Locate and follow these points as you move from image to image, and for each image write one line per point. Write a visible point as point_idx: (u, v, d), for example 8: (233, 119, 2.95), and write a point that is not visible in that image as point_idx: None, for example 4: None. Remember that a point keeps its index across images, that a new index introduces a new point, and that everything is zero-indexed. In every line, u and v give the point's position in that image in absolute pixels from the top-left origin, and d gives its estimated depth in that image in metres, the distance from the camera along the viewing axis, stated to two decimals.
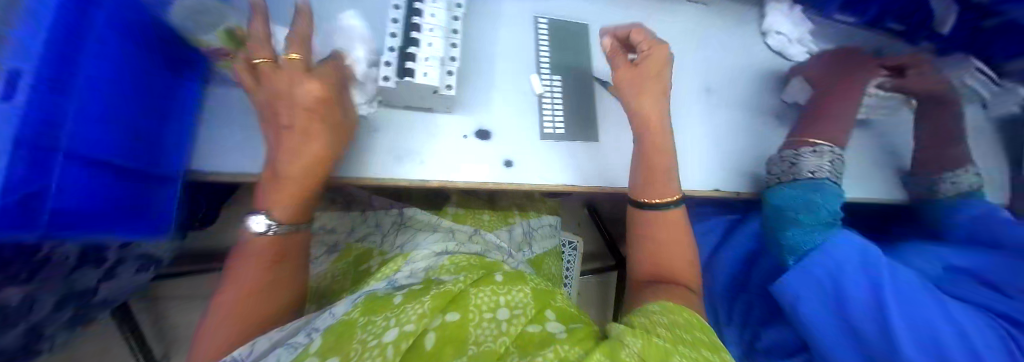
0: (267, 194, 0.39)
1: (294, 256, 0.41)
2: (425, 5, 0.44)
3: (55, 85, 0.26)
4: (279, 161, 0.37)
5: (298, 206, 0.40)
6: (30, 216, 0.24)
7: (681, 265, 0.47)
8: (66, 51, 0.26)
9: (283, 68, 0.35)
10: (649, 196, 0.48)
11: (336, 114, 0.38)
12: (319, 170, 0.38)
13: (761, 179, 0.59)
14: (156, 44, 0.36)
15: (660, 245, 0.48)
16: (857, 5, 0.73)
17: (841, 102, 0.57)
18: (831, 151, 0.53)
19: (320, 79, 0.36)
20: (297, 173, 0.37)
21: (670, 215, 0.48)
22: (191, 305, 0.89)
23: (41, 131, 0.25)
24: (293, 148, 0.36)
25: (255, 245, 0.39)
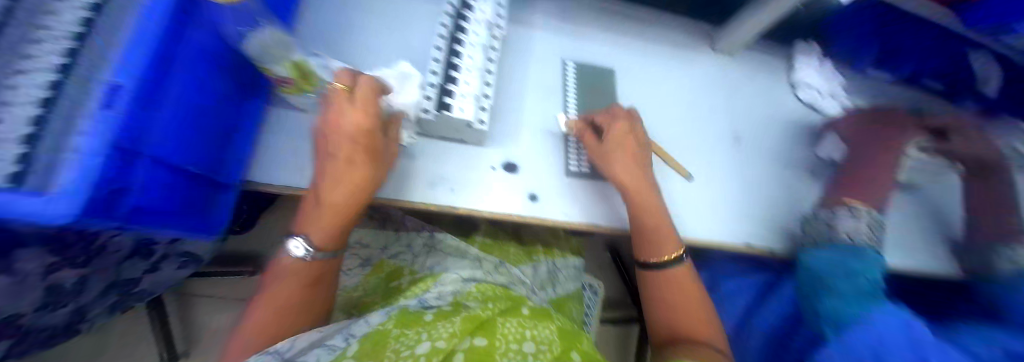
0: (305, 221, 0.41)
1: (327, 278, 0.43)
2: (464, 47, 0.48)
3: (149, 97, 0.30)
4: (323, 188, 0.39)
5: (336, 233, 0.41)
6: (110, 208, 0.27)
7: (697, 323, 0.47)
8: (162, 69, 0.31)
9: (336, 97, 0.38)
10: (648, 255, 0.50)
11: (376, 143, 0.40)
12: (361, 198, 0.40)
13: (795, 235, 0.57)
14: (230, 69, 0.41)
15: (671, 306, 0.49)
16: (891, 62, 0.72)
17: (876, 165, 0.55)
18: (869, 213, 0.50)
19: (364, 110, 0.38)
20: (335, 202, 0.39)
21: (676, 273, 0.49)
22: (217, 306, 0.92)
23: (133, 134, 0.28)
24: (338, 174, 0.38)
25: (293, 265, 0.41)
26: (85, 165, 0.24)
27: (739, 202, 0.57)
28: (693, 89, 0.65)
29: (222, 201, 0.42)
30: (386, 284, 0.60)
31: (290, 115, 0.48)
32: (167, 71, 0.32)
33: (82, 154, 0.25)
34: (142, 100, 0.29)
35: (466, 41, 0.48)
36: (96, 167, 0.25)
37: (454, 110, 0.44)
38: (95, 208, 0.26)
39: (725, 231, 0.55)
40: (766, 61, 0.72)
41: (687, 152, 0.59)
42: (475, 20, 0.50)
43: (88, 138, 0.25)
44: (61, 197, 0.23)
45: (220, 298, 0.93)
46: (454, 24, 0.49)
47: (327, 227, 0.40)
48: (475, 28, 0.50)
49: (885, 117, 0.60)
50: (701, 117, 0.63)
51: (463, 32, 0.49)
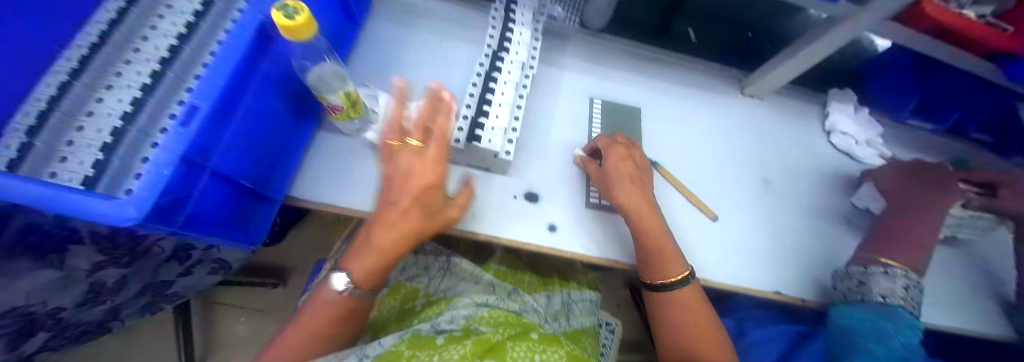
0: (349, 257, 0.41)
1: (358, 318, 0.42)
2: (498, 85, 0.51)
3: (219, 116, 0.34)
4: (375, 230, 0.41)
5: (377, 273, 0.41)
6: (170, 213, 0.30)
7: (715, 349, 0.44)
8: (234, 93, 0.35)
9: (406, 150, 0.43)
10: (653, 276, 0.47)
11: (434, 198, 0.43)
12: (406, 242, 0.41)
13: (829, 287, 0.54)
14: (290, 95, 0.46)
15: (684, 329, 0.46)
16: (935, 113, 0.70)
17: (921, 223, 0.52)
18: (906, 275, 0.47)
19: (432, 165, 0.42)
20: (386, 245, 0.41)
21: (686, 292, 0.47)
22: (236, 314, 0.95)
23: (199, 148, 0.31)
24: (392, 222, 0.41)
25: (329, 301, 0.40)
26: (154, 175, 0.28)
27: (767, 248, 0.56)
28: (721, 132, 0.65)
29: (263, 215, 0.45)
30: (399, 306, 0.61)
31: (330, 138, 0.52)
32: (238, 95, 0.36)
33: (156, 166, 0.28)
34: (214, 119, 0.33)
35: (500, 79, 0.51)
36: (164, 177, 0.28)
37: (483, 141, 0.46)
38: (160, 213, 0.29)
39: (753, 278, 0.53)
40: (798, 107, 0.71)
41: (714, 194, 0.58)
42: (510, 59, 0.53)
43: (164, 152, 0.29)
44: (135, 202, 0.26)
45: (240, 307, 0.96)
46: (490, 63, 0.53)
47: (367, 266, 0.41)
48: (509, 67, 0.53)
49: (936, 170, 0.56)
50: (729, 160, 0.62)
51: (498, 71, 0.53)
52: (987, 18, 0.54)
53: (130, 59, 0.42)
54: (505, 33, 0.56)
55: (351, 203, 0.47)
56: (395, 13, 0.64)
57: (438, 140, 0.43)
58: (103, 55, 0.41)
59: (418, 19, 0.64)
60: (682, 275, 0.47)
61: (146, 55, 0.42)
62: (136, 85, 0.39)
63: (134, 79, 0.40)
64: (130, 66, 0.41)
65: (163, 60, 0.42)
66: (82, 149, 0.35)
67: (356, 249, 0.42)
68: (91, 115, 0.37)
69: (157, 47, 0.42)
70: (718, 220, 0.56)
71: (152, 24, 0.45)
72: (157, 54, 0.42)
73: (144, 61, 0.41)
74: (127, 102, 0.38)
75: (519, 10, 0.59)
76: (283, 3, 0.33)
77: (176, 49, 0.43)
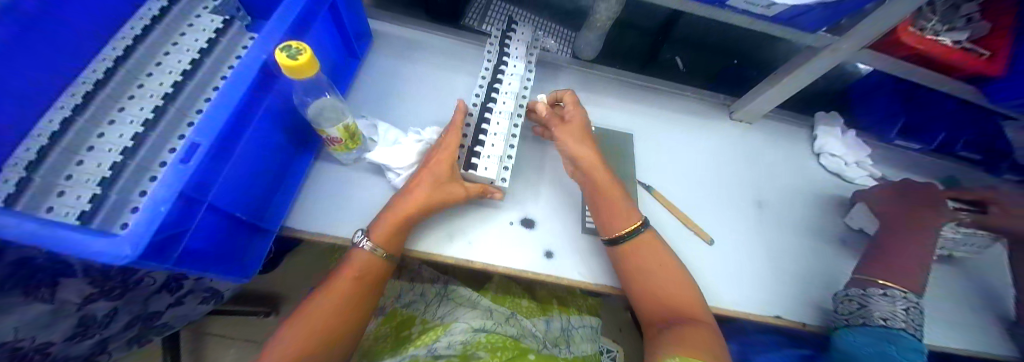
0: (372, 227, 0.45)
1: (373, 279, 0.46)
2: (493, 114, 0.53)
3: (217, 153, 0.34)
4: (396, 201, 0.46)
5: (394, 238, 0.45)
6: (163, 252, 0.30)
7: (681, 296, 0.46)
8: (233, 130, 0.36)
9: (435, 148, 0.49)
10: (617, 229, 0.48)
11: (449, 173, 0.47)
12: (419, 214, 0.45)
13: (829, 312, 0.54)
14: (286, 127, 0.47)
15: (653, 282, 0.47)
16: (922, 134, 0.72)
17: (912, 245, 0.52)
18: (904, 296, 0.48)
19: (449, 151, 0.48)
20: (409, 204, 0.45)
21: (646, 240, 0.49)
22: (229, 344, 0.93)
23: (196, 185, 0.32)
24: (410, 193, 0.46)
25: (355, 258, 0.45)
26: (151, 213, 0.28)
27: (766, 272, 0.56)
28: (713, 155, 0.66)
29: (257, 246, 0.45)
30: (397, 334, 0.60)
31: (327, 169, 0.52)
32: (238, 130, 0.37)
33: (154, 202, 0.28)
34: (213, 155, 0.33)
35: (496, 109, 0.53)
36: (161, 214, 0.28)
37: (480, 169, 0.48)
38: (153, 250, 0.29)
39: (752, 303, 0.52)
40: (789, 131, 0.73)
41: (709, 218, 0.59)
42: (505, 90, 0.55)
43: (162, 188, 0.29)
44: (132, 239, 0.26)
45: (233, 337, 0.94)
46: (485, 95, 0.55)
47: (388, 225, 0.44)
48: (503, 98, 0.55)
49: (925, 189, 0.57)
50: (722, 184, 0.63)
51: (493, 101, 0.54)
52: (963, 44, 0.56)
53: (134, 94, 0.43)
54: (499, 65, 0.58)
55: (349, 234, 0.48)
56: (394, 47, 0.67)
57: (452, 131, 0.49)
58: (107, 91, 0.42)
59: (417, 52, 0.67)
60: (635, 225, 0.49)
61: (149, 90, 0.43)
62: (138, 119, 0.40)
63: (136, 114, 0.41)
64: (133, 101, 0.42)
65: (165, 95, 0.43)
66: (81, 184, 0.36)
67: (376, 220, 0.45)
68: (91, 149, 0.38)
69: (162, 82, 0.44)
70: (713, 243, 0.56)
71: (158, 61, 0.46)
72: (159, 89, 0.43)
73: (146, 96, 0.42)
74: (128, 137, 0.39)
75: (513, 44, 0.62)
76: (287, 44, 0.35)
77: (180, 85, 0.44)
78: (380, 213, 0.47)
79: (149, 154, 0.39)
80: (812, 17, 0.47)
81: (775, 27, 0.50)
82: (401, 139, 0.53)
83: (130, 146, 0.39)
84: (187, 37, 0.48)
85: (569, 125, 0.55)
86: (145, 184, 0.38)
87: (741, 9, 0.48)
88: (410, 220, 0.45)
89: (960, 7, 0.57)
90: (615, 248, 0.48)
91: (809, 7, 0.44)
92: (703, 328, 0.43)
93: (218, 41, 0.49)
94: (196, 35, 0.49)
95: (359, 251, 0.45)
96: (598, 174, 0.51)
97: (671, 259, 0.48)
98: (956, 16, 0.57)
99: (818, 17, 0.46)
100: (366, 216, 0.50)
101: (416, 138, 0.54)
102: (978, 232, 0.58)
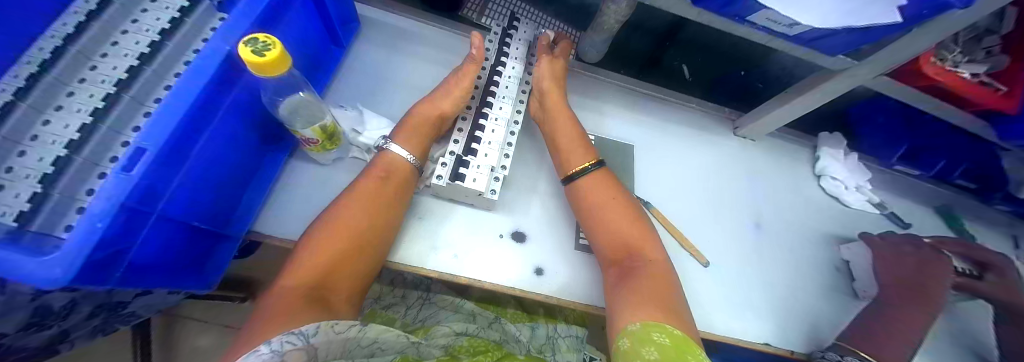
0: (396, 132, 0.48)
1: (400, 182, 0.46)
2: (489, 121, 0.50)
3: (167, 159, 0.30)
4: (416, 108, 0.50)
5: (416, 138, 0.48)
6: (102, 271, 0.27)
7: (637, 234, 0.46)
8: (190, 130, 0.32)
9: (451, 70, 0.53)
10: (574, 166, 0.50)
11: (462, 76, 0.51)
12: (435, 112, 0.50)
13: (818, 343, 0.53)
14: (254, 124, 0.42)
15: (606, 219, 0.46)
16: (922, 160, 0.71)
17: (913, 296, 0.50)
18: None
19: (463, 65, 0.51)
20: (425, 111, 0.50)
21: (596, 176, 0.49)
22: (201, 328, 0.89)
23: (142, 195, 0.28)
24: (432, 99, 0.50)
25: (382, 159, 0.46)
26: (85, 231, 0.24)
27: (759, 298, 0.54)
28: (711, 172, 0.65)
29: (218, 254, 0.41)
30: None
31: (305, 169, 0.49)
32: (194, 132, 0.33)
33: (89, 217, 0.24)
34: (162, 162, 0.30)
35: (491, 115, 0.50)
36: (97, 231, 0.25)
37: (467, 180, 0.45)
38: (88, 271, 0.25)
39: (743, 329, 0.51)
40: (792, 149, 0.71)
41: (706, 239, 0.58)
42: (501, 94, 0.52)
43: (99, 201, 0.25)
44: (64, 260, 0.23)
45: (205, 322, 0.90)
46: (481, 98, 0.53)
47: (410, 129, 0.48)
48: (500, 103, 0.51)
49: (936, 265, 0.51)
50: (721, 203, 0.62)
51: (488, 107, 0.51)
52: (980, 77, 0.54)
53: (85, 77, 0.36)
54: (496, 67, 0.55)
55: None
56: (384, 37, 0.62)
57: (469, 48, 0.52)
58: (54, 72, 0.35)
59: (408, 44, 0.62)
60: (586, 162, 0.50)
61: (102, 75, 0.36)
62: (87, 108, 0.34)
63: (85, 102, 0.34)
64: (83, 86, 0.35)
65: (118, 82, 0.36)
66: (19, 182, 0.29)
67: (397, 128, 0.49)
68: (35, 139, 0.31)
69: (115, 67, 0.37)
70: (708, 266, 0.55)
71: (115, 40, 0.39)
72: (112, 75, 0.36)
73: (97, 82, 0.36)
74: (75, 128, 0.32)
75: (513, 43, 0.57)
76: (252, 37, 0.31)
77: (136, 70, 0.38)
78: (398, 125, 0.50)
79: (102, 142, 0.33)
80: (839, 40, 0.44)
81: (797, 48, 0.48)
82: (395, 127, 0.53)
83: (75, 140, 0.32)
84: (148, 14, 0.42)
85: (544, 60, 0.55)
86: (92, 184, 0.31)
87: (765, 27, 0.45)
88: (431, 124, 0.50)
89: (982, 38, 0.55)
90: (569, 185, 0.50)
91: (833, 31, 0.42)
92: (659, 267, 0.43)
93: (182, 22, 0.43)
94: (158, 13, 0.42)
95: (388, 152, 0.46)
96: (552, 99, 0.54)
97: (628, 205, 0.47)
98: (977, 49, 0.55)
99: (841, 41, 0.44)
100: None
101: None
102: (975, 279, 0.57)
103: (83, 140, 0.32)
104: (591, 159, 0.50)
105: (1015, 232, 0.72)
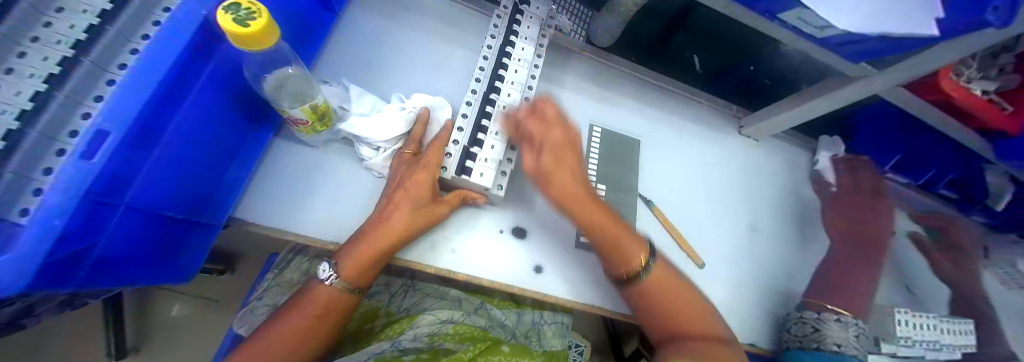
0: (342, 249, 0.40)
1: (336, 313, 0.41)
2: (495, 109, 0.47)
3: (137, 144, 0.27)
4: (369, 226, 0.41)
5: (363, 269, 0.40)
6: (58, 271, 0.24)
7: (690, 317, 0.43)
8: (159, 109, 0.28)
9: (413, 161, 0.44)
10: (621, 269, 0.44)
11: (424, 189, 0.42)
12: (397, 245, 0.41)
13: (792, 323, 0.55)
14: (233, 98, 0.38)
15: (665, 303, 0.43)
16: (914, 169, 0.72)
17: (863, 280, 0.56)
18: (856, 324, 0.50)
19: (426, 169, 0.42)
20: (376, 241, 0.40)
21: (653, 277, 0.43)
22: (176, 298, 0.86)
23: (105, 186, 0.25)
24: (384, 216, 0.41)
25: (317, 292, 0.40)
26: (40, 230, 0.21)
27: (748, 296, 0.56)
28: (713, 171, 0.64)
29: (197, 242, 0.38)
30: (359, 325, 0.56)
31: (292, 151, 0.45)
32: (166, 110, 0.29)
33: (45, 213, 0.21)
34: (129, 146, 0.26)
35: (498, 102, 0.47)
36: (55, 230, 0.22)
37: (473, 175, 0.43)
38: (45, 272, 0.22)
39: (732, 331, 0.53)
40: (791, 151, 0.71)
41: (706, 240, 0.58)
42: (510, 80, 0.48)
43: (55, 194, 0.22)
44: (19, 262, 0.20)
45: (181, 293, 0.87)
46: (488, 82, 0.48)
47: (359, 258, 0.39)
48: (508, 89, 0.48)
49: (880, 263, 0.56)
50: (721, 203, 0.62)
51: (496, 92, 0.48)
52: (989, 95, 0.55)
53: (38, 36, 0.27)
54: (505, 47, 0.50)
55: (315, 234, 0.42)
56: (382, 6, 0.56)
57: (435, 148, 0.43)
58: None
59: (406, 14, 0.57)
60: (639, 265, 0.43)
61: (58, 34, 0.27)
62: (39, 73, 0.26)
63: (39, 66, 0.26)
64: (37, 47, 0.27)
65: (78, 43, 0.28)
66: None
67: (348, 244, 0.40)
68: None
69: (71, 25, 0.28)
70: (703, 267, 0.55)
71: None
72: (70, 35, 0.28)
73: (51, 43, 0.27)
74: (28, 96, 0.25)
75: (525, 21, 0.53)
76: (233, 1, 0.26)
77: (99, 30, 0.29)
78: (350, 236, 0.42)
79: (60, 114, 0.26)
80: (863, 47, 0.42)
81: (823, 52, 0.46)
82: (383, 108, 0.48)
83: (28, 110, 0.24)
84: None
85: (547, 154, 0.44)
86: (55, 162, 0.25)
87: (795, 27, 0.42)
88: (383, 255, 0.41)
89: (999, 55, 0.54)
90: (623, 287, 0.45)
91: (863, 37, 0.40)
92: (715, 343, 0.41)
93: None
94: None
95: (320, 285, 0.40)
96: (584, 216, 0.44)
97: (683, 287, 0.44)
98: (991, 66, 0.55)
99: (867, 48, 0.42)
100: (332, 211, 0.44)
101: (399, 106, 0.48)
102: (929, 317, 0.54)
103: (38, 111, 0.25)
104: (643, 260, 0.43)
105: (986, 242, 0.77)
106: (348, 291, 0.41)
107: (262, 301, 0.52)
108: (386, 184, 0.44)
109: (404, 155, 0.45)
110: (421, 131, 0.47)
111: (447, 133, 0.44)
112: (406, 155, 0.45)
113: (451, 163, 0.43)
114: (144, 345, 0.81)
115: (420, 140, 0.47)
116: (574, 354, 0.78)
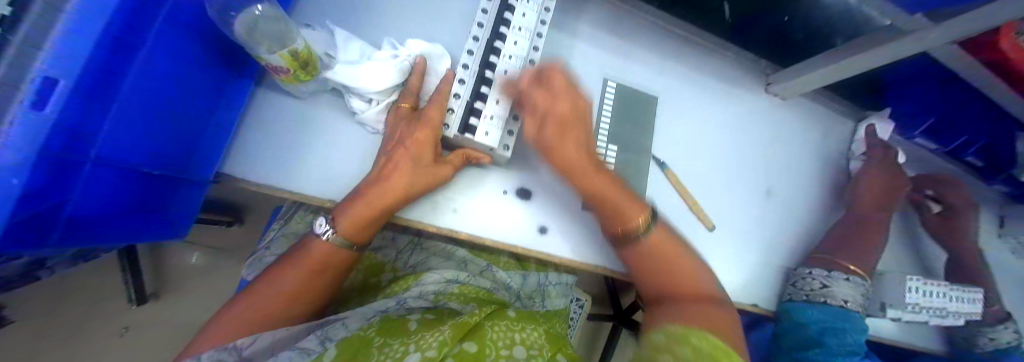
0: (339, 207, 0.38)
1: (336, 270, 0.40)
2: (500, 59, 0.42)
3: (93, 94, 0.24)
4: (367, 183, 0.39)
5: (361, 228, 0.39)
6: (26, 232, 0.21)
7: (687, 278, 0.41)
8: (114, 54, 0.25)
9: (407, 116, 0.41)
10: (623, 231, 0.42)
11: (425, 150, 0.39)
12: (399, 205, 0.39)
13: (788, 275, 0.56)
14: (203, 42, 0.34)
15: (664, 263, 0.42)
16: (943, 134, 0.69)
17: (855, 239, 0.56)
18: (858, 282, 0.51)
19: (429, 125, 0.39)
20: (369, 201, 0.37)
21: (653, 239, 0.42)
22: (186, 248, 0.87)
23: (63, 140, 0.22)
24: (385, 173, 0.38)
25: (315, 249, 0.39)
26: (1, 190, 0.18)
27: (758, 261, 0.56)
28: (731, 131, 0.60)
29: (184, 197, 0.36)
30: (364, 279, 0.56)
31: (279, 102, 0.41)
32: (122, 53, 0.25)
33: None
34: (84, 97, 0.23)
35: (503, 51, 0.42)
36: (17, 189, 0.19)
37: (478, 133, 0.40)
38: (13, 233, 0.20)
39: (736, 294, 0.53)
40: (818, 113, 0.66)
41: (717, 204, 0.56)
42: (516, 25, 0.43)
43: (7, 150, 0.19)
44: None
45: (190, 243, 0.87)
46: (492, 27, 0.43)
47: (356, 216, 0.38)
48: (515, 36, 0.43)
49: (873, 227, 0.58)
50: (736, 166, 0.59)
51: (501, 40, 0.43)
52: None
53: None
54: None
55: (308, 191, 0.40)
56: None
57: (436, 103, 0.39)
58: None
59: None
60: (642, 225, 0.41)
61: None
62: None
63: None
64: None
65: None
66: None
67: (344, 202, 0.38)
68: None
69: None
70: (713, 231, 0.54)
71: None
72: None
73: None
74: None
75: None
76: None
77: None
78: (348, 194, 0.39)
79: (23, 60, 0.19)
80: None
81: None
82: (374, 55, 0.43)
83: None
84: None
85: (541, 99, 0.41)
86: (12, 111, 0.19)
87: None
88: (375, 215, 0.38)
89: None
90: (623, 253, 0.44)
91: None
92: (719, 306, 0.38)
93: None
94: None
95: (319, 241, 0.39)
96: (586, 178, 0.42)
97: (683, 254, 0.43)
98: None
99: None
100: (328, 168, 0.41)
101: (391, 53, 0.43)
102: (948, 285, 0.55)
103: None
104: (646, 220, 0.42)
105: (1003, 213, 0.75)
106: (346, 248, 0.39)
107: (270, 250, 0.50)
108: (383, 141, 0.41)
109: (401, 108, 0.42)
110: (418, 82, 0.42)
111: (447, 86, 0.40)
112: (404, 109, 0.41)
113: (454, 119, 0.40)
114: (162, 292, 0.84)
115: (417, 91, 0.43)
116: (575, 309, 0.81)
